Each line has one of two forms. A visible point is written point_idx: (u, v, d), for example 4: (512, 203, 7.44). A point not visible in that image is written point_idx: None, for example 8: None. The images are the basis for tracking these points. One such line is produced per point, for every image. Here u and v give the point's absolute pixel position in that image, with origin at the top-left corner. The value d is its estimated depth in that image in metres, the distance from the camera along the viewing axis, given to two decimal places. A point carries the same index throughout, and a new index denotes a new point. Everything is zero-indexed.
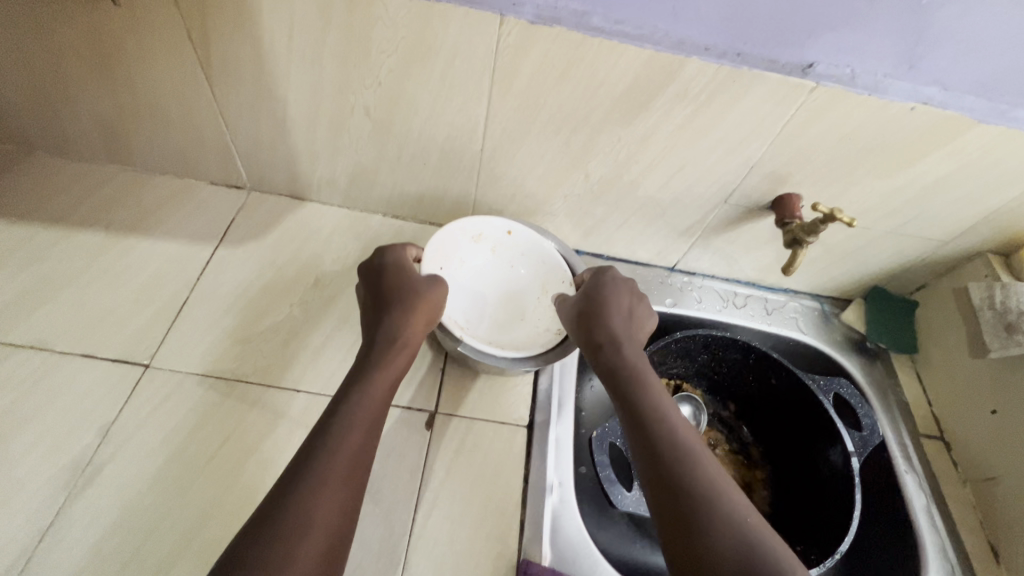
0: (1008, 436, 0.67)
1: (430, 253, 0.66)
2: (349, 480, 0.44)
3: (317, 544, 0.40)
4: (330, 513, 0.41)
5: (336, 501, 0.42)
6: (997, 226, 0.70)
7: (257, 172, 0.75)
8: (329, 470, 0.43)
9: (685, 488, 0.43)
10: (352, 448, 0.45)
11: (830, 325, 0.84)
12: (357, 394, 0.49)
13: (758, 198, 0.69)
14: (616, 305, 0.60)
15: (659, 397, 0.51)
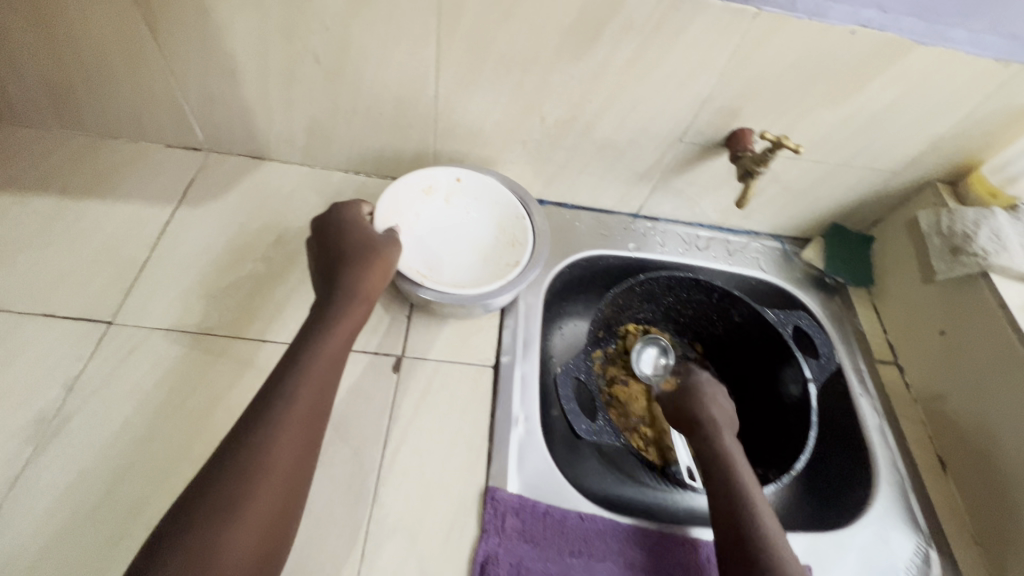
0: (956, 354, 0.69)
1: (383, 208, 0.66)
2: (305, 430, 0.46)
3: (271, 492, 0.43)
4: (286, 462, 0.44)
5: (293, 448, 0.45)
6: (944, 153, 0.72)
7: (212, 132, 0.74)
8: (283, 422, 0.45)
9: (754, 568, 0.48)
10: (305, 400, 0.47)
11: (791, 263, 0.86)
12: (311, 351, 0.50)
13: (712, 135, 0.70)
14: (699, 399, 0.66)
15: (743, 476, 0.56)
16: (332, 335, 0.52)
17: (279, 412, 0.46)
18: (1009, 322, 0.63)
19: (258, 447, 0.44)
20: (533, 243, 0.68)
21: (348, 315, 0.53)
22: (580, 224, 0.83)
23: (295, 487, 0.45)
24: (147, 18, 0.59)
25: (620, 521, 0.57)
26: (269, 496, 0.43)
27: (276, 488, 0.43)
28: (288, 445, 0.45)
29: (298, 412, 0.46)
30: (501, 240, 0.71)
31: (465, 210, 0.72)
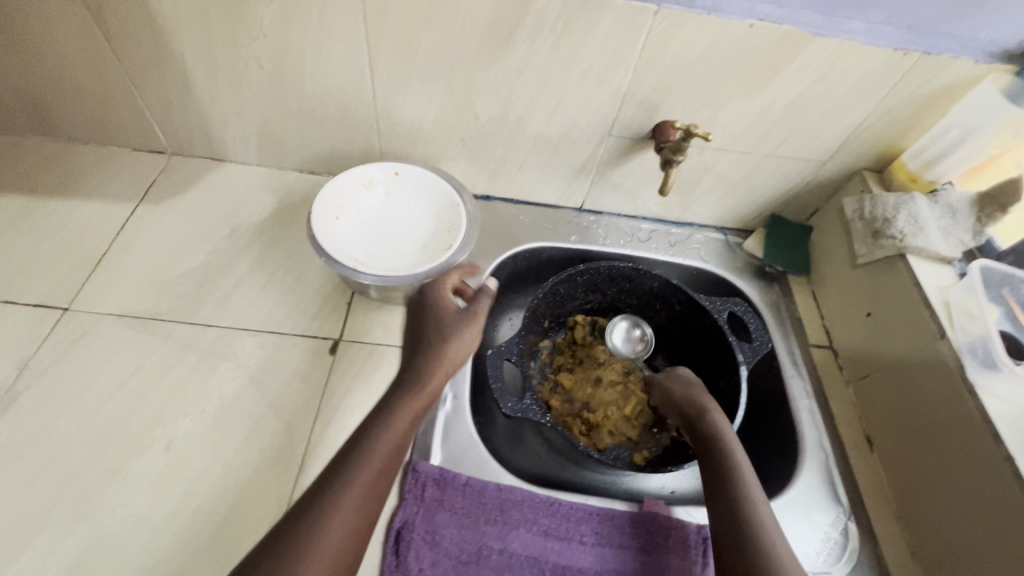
0: (879, 333, 0.71)
1: (324, 203, 0.71)
2: (369, 487, 0.49)
3: (334, 544, 0.46)
4: (353, 513, 0.48)
5: (349, 513, 0.48)
6: (865, 142, 0.74)
7: (174, 136, 0.79)
8: (355, 478, 0.49)
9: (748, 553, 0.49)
10: (379, 456, 0.51)
11: (732, 253, 0.89)
12: (389, 412, 0.54)
13: (638, 129, 0.74)
14: (698, 406, 0.62)
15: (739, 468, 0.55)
16: (410, 394, 0.56)
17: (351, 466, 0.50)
18: (923, 300, 0.65)
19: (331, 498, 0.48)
20: (466, 226, 0.72)
21: (425, 377, 0.57)
22: (525, 218, 0.87)
23: (355, 540, 0.48)
24: (102, 30, 0.65)
25: (538, 493, 0.59)
26: (326, 550, 0.45)
27: (339, 540, 0.46)
28: (355, 494, 0.48)
29: (370, 467, 0.50)
30: (439, 227, 0.75)
31: (406, 202, 0.76)
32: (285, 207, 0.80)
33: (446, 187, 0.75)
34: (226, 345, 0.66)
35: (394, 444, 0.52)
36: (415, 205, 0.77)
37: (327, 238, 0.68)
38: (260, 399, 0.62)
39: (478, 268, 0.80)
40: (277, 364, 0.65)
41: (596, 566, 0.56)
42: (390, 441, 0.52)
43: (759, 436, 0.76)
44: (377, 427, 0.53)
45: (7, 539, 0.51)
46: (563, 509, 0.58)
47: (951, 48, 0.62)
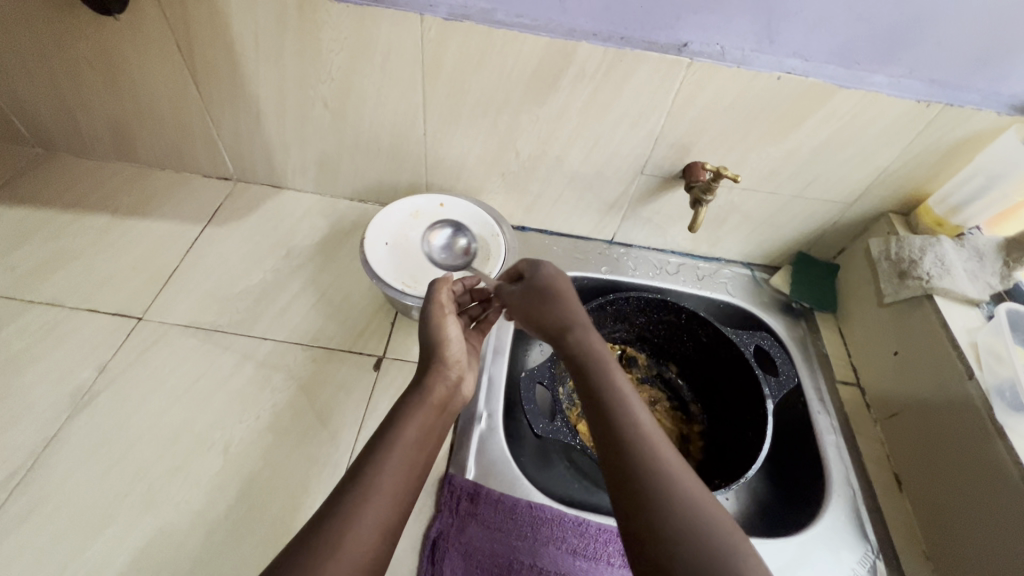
0: (906, 372, 0.72)
1: (375, 230, 0.77)
2: (405, 475, 0.47)
3: (372, 528, 0.42)
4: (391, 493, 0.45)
5: (386, 499, 0.44)
6: (891, 186, 0.77)
7: (240, 165, 0.87)
8: (385, 472, 0.46)
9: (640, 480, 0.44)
10: (410, 440, 0.49)
11: (759, 289, 0.91)
12: (399, 418, 0.51)
13: (669, 168, 0.78)
14: (564, 317, 0.55)
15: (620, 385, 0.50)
16: (430, 385, 0.55)
17: (384, 446, 0.48)
18: (950, 341, 0.67)
19: (368, 478, 0.45)
20: (502, 254, 0.77)
21: (427, 388, 0.54)
22: (557, 248, 0.91)
23: (391, 529, 0.44)
24: (191, 72, 0.73)
25: (567, 512, 0.62)
26: (362, 534, 0.42)
27: (378, 521, 0.43)
28: (395, 473, 0.46)
29: (402, 445, 0.48)
30: (479, 256, 0.80)
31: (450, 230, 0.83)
32: (336, 231, 0.87)
33: (486, 217, 0.80)
34: (280, 357, 0.71)
35: (424, 429, 0.51)
36: (458, 234, 0.82)
37: (375, 260, 0.74)
38: (309, 408, 0.66)
39: None
40: (325, 376, 0.70)
41: None
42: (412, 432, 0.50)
43: (784, 471, 0.77)
44: (399, 414, 0.51)
45: (81, 526, 0.55)
46: (590, 529, 0.60)
47: (973, 101, 0.65)
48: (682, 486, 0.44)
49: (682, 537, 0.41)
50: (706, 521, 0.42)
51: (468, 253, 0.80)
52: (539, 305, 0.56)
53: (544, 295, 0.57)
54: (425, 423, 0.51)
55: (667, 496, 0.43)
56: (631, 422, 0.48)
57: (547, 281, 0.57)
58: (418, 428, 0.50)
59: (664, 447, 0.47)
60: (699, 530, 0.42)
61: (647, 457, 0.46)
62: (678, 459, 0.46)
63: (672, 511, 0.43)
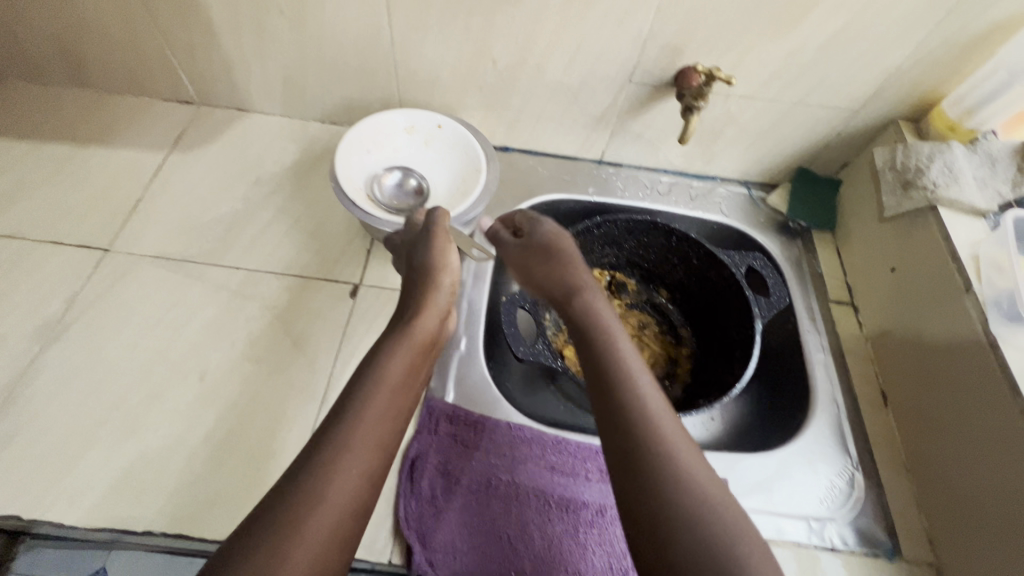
0: (902, 288, 0.69)
1: (358, 135, 0.70)
2: (385, 427, 0.45)
3: (353, 474, 0.41)
4: (374, 439, 0.44)
5: (365, 446, 0.43)
6: (903, 88, 0.71)
7: (200, 86, 0.81)
8: (363, 417, 0.44)
9: (635, 454, 0.41)
10: (393, 385, 0.47)
11: (756, 208, 0.87)
12: (378, 363, 0.48)
13: (660, 75, 0.72)
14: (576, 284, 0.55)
15: (625, 358, 0.48)
16: (416, 324, 0.52)
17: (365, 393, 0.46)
18: (950, 253, 0.63)
19: (346, 427, 0.43)
20: (477, 195, 0.69)
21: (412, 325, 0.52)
22: (543, 169, 0.86)
23: (374, 478, 0.43)
24: None
25: (546, 431, 0.62)
26: (343, 483, 0.41)
27: (359, 469, 0.42)
28: (374, 422, 0.44)
29: (386, 390, 0.46)
30: (459, 189, 0.72)
31: (443, 155, 0.75)
32: (307, 156, 0.82)
33: (478, 151, 0.71)
34: (253, 287, 0.69)
35: (407, 371, 0.49)
36: (449, 161, 0.74)
37: (347, 167, 0.68)
38: (285, 337, 0.65)
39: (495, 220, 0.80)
40: (301, 305, 0.68)
41: (601, 500, 0.58)
42: (389, 375, 0.48)
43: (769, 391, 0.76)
44: (381, 358, 0.49)
45: (61, 452, 0.56)
46: (569, 447, 0.61)
47: None
48: (673, 455, 0.41)
49: (662, 505, 0.39)
50: (693, 493, 0.39)
51: (422, 193, 0.74)
52: (549, 268, 0.57)
53: (555, 258, 0.58)
54: (410, 363, 0.50)
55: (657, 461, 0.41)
56: (626, 384, 0.45)
57: (563, 248, 0.59)
58: (400, 371, 0.48)
59: (662, 420, 0.44)
60: (687, 515, 0.38)
61: (636, 420, 0.43)
62: (672, 426, 0.44)
63: (656, 476, 0.40)
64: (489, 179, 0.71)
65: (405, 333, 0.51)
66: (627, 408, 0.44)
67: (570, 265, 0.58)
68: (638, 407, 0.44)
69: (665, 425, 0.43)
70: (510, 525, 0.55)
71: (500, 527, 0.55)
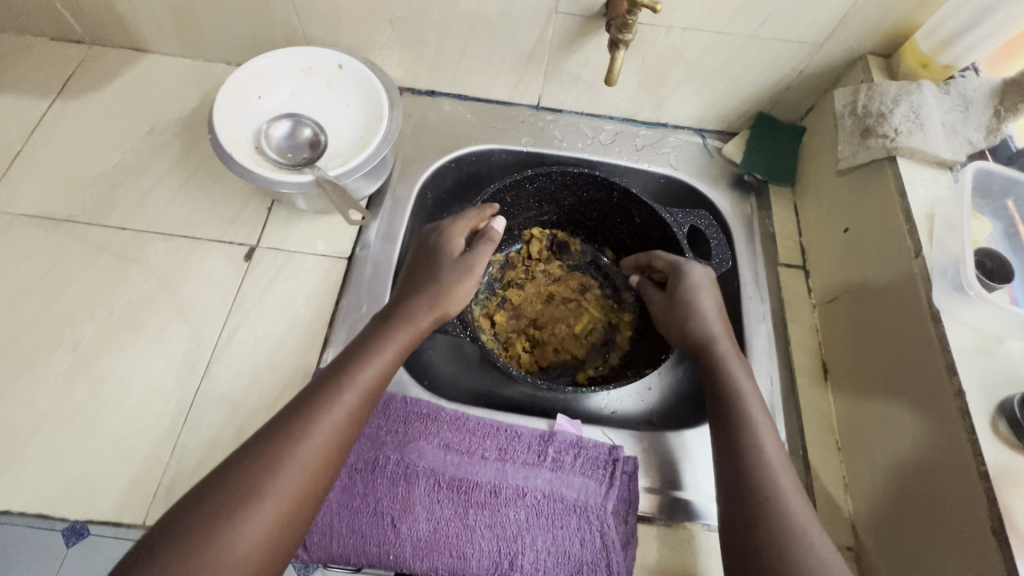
0: (854, 251, 0.62)
1: (244, 77, 0.63)
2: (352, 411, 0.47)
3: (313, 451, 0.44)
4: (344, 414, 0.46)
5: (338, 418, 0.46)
6: (872, 16, 0.61)
7: (86, 23, 0.73)
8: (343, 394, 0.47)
9: (767, 536, 0.43)
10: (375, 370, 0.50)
11: (710, 160, 0.78)
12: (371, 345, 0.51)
13: (588, 2, 0.62)
14: (704, 334, 0.55)
15: (754, 425, 0.49)
16: (415, 316, 0.55)
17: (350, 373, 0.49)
18: (904, 213, 0.55)
19: (312, 408, 0.46)
20: (375, 146, 0.61)
21: (414, 316, 0.55)
22: (473, 116, 0.78)
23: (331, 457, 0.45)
24: None
25: (446, 407, 0.58)
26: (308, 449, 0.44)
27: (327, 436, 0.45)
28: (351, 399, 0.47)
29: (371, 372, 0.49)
30: (361, 141, 0.65)
31: (346, 100, 0.67)
32: (207, 103, 0.74)
33: (381, 94, 0.63)
34: (138, 249, 0.63)
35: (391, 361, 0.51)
36: (352, 107, 0.67)
37: (228, 114, 0.61)
38: (170, 304, 0.60)
39: (411, 173, 0.73)
40: (189, 270, 0.63)
41: (495, 481, 0.54)
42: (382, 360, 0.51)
43: None
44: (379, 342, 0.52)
45: None
46: (468, 423, 0.56)
47: None
48: (784, 496, 0.45)
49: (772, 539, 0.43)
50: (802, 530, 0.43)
51: (317, 146, 0.66)
52: (682, 310, 0.58)
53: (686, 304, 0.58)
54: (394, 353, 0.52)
55: (768, 495, 0.45)
56: (746, 438, 0.48)
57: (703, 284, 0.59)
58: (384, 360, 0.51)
59: (787, 489, 0.45)
60: None
61: (757, 471, 0.46)
62: (793, 480, 0.46)
63: (767, 526, 0.43)
64: (391, 129, 0.63)
65: (404, 327, 0.54)
66: (756, 481, 0.46)
67: (705, 309, 0.57)
68: (767, 480, 0.46)
69: (784, 483, 0.45)
70: (394, 506, 0.52)
71: (384, 507, 0.52)
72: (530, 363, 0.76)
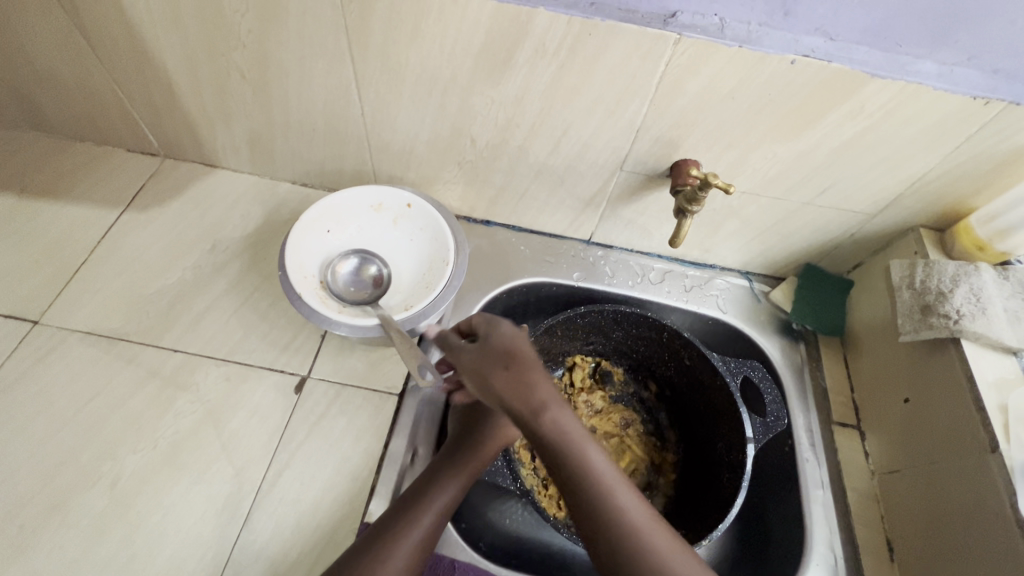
0: (916, 426, 0.61)
1: (316, 214, 0.65)
2: (414, 554, 0.49)
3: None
4: (408, 555, 0.48)
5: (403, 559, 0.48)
6: (926, 197, 0.63)
7: (165, 141, 0.76)
8: (408, 531, 0.49)
9: None
10: (440, 506, 0.52)
11: (757, 305, 0.78)
12: (437, 479, 0.54)
13: (654, 165, 0.65)
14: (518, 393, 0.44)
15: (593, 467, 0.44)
16: (479, 445, 0.57)
17: (409, 516, 0.50)
18: (974, 401, 0.55)
19: (382, 544, 0.48)
20: (440, 290, 0.62)
21: (477, 446, 0.57)
22: (526, 248, 0.79)
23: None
24: (84, 32, 0.62)
25: (496, 575, 0.55)
26: None
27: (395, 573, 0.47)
28: (417, 533, 0.49)
29: (434, 512, 0.51)
30: (424, 279, 0.67)
31: (410, 236, 0.69)
32: (270, 222, 0.76)
33: (447, 237, 0.65)
34: (188, 374, 0.63)
35: (456, 497, 0.53)
36: (417, 243, 0.69)
37: (299, 251, 0.63)
38: (215, 438, 0.59)
39: (464, 306, 0.73)
40: (237, 399, 0.61)
41: None
42: (445, 498, 0.52)
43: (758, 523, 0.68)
44: (441, 477, 0.54)
45: None
46: None
47: None
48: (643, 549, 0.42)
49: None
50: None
51: (382, 283, 0.68)
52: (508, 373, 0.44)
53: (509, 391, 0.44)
54: (460, 487, 0.54)
55: (627, 550, 0.42)
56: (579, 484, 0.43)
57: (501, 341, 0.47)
58: (449, 497, 0.53)
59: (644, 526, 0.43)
60: None
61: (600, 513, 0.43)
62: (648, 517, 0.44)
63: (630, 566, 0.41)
64: (455, 272, 0.64)
65: (468, 455, 0.56)
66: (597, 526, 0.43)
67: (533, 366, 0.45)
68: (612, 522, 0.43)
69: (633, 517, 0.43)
70: None
71: None
72: None
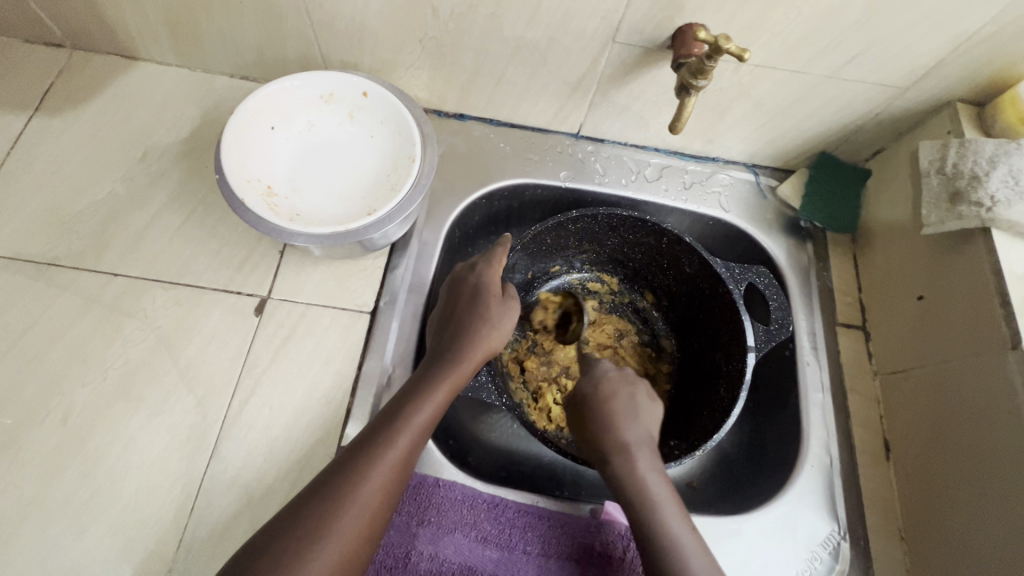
0: (930, 323, 0.56)
1: (252, 108, 0.55)
2: (395, 472, 0.45)
3: (358, 519, 0.43)
4: (388, 475, 0.45)
5: (381, 480, 0.44)
6: (971, 64, 0.54)
7: (68, 27, 0.63)
8: (385, 450, 0.45)
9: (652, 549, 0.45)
10: (419, 423, 0.48)
11: (763, 201, 0.71)
12: (416, 394, 0.49)
13: (653, 33, 0.54)
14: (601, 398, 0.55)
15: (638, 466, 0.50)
16: (456, 360, 0.52)
17: (387, 434, 0.46)
18: (999, 298, 0.50)
19: (358, 466, 0.44)
20: (405, 191, 0.54)
21: (455, 360, 0.52)
22: (507, 145, 0.70)
23: (377, 521, 0.44)
24: None
25: (481, 491, 0.54)
26: (353, 514, 0.43)
27: (374, 494, 0.44)
28: (396, 453, 0.46)
29: (413, 428, 0.47)
30: (387, 181, 0.58)
31: (371, 132, 0.60)
32: (208, 123, 0.65)
33: (411, 129, 0.57)
34: (133, 300, 0.56)
35: (436, 412, 0.49)
36: (378, 140, 0.60)
37: (238, 152, 0.54)
38: (171, 367, 0.54)
39: (439, 214, 0.65)
40: (192, 325, 0.56)
41: None
42: (425, 415, 0.48)
43: (754, 428, 0.66)
44: (422, 390, 0.50)
45: None
46: (506, 512, 0.53)
47: None
48: (676, 548, 0.45)
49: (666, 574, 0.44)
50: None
51: (340, 187, 0.59)
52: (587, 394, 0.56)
53: (598, 402, 0.54)
54: (442, 402, 0.50)
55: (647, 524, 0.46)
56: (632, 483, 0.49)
57: (619, 377, 0.57)
58: (429, 413, 0.48)
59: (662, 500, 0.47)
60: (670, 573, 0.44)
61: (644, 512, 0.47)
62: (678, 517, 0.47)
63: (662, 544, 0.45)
64: (422, 170, 0.56)
65: (446, 371, 0.51)
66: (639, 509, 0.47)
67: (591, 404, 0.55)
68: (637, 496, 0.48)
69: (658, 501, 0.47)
70: None
71: None
72: (562, 418, 0.68)
